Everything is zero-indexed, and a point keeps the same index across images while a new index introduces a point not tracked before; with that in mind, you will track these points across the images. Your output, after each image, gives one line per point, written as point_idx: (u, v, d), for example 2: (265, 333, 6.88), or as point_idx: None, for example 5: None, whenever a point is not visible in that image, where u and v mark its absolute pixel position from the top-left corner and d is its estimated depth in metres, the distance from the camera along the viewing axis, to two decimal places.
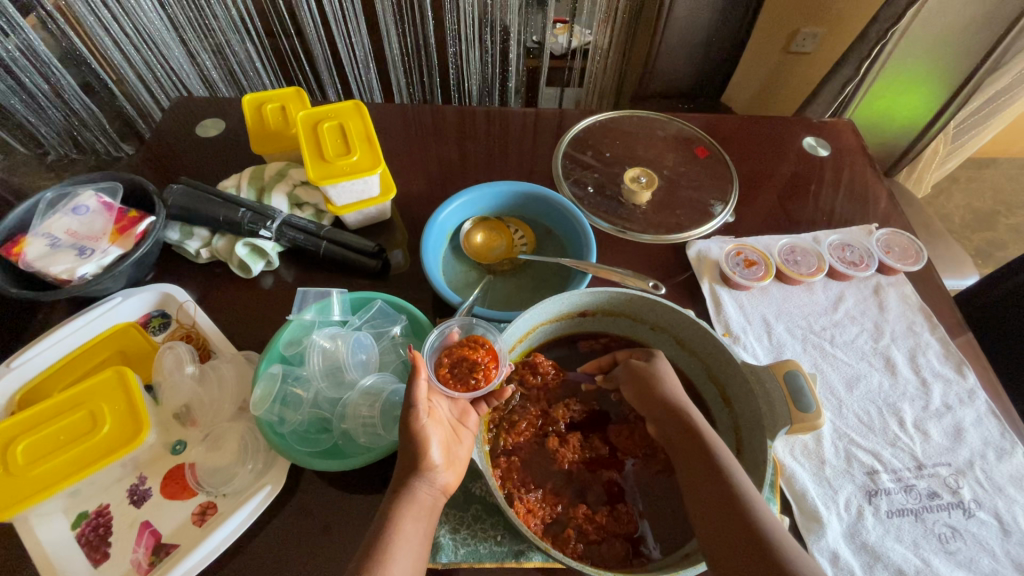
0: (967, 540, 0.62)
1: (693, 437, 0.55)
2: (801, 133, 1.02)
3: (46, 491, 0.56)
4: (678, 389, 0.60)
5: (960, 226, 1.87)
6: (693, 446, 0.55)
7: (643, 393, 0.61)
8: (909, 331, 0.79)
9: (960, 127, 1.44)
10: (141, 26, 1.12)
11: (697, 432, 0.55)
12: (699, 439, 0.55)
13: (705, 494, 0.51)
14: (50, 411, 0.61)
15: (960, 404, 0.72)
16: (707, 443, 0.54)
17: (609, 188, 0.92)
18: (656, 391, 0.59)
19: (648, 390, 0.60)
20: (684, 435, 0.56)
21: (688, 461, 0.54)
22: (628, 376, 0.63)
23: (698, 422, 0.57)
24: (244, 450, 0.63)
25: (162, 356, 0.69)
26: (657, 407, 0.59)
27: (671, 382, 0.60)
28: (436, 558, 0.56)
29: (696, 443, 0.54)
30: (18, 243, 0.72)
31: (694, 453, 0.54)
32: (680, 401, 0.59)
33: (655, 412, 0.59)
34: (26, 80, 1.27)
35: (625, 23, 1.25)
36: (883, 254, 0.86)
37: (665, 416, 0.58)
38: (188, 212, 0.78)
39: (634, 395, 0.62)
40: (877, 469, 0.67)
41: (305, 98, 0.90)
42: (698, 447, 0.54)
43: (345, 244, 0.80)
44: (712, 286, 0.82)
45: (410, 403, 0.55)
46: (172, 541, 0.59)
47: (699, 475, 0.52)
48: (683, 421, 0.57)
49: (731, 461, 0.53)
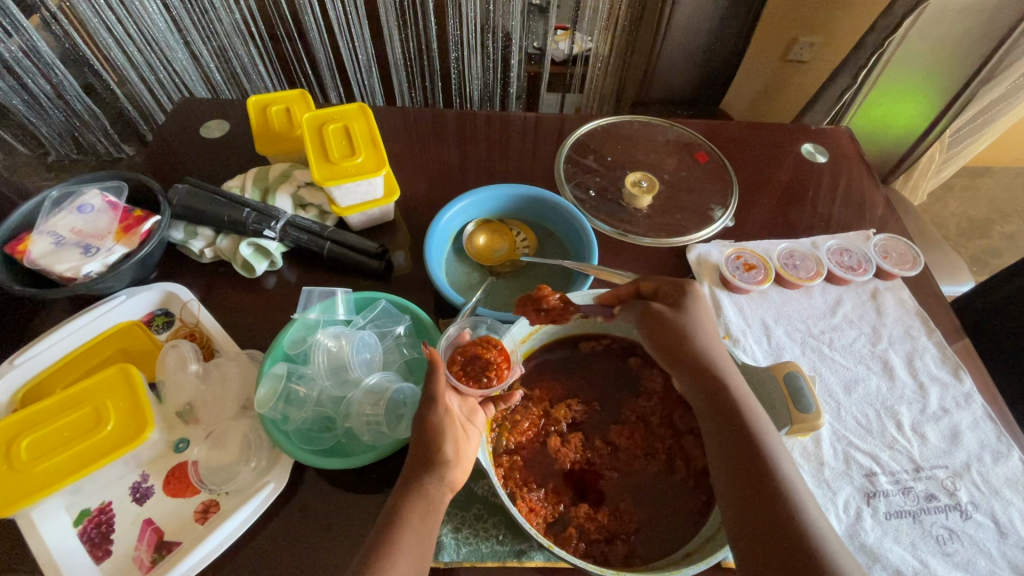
0: (964, 542, 0.62)
1: (726, 402, 0.55)
2: (799, 139, 1.03)
3: (48, 488, 0.56)
4: (712, 345, 0.59)
5: (956, 234, 1.89)
6: (723, 411, 0.55)
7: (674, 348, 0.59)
8: (906, 335, 0.80)
9: (955, 136, 1.45)
10: (145, 28, 1.13)
11: (729, 394, 0.55)
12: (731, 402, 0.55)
13: (733, 461, 0.52)
14: (53, 408, 0.61)
15: (957, 408, 0.73)
16: (739, 407, 0.54)
17: (611, 192, 0.93)
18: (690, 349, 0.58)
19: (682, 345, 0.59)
20: (714, 400, 0.56)
21: (717, 426, 0.54)
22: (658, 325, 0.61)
23: (733, 384, 0.56)
24: (247, 449, 0.63)
25: (165, 355, 0.69)
26: (689, 362, 0.58)
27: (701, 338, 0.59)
28: (439, 557, 0.57)
29: (728, 408, 0.54)
30: (23, 242, 0.73)
31: (724, 419, 0.54)
32: (716, 362, 0.58)
33: (687, 371, 0.58)
34: (28, 81, 1.28)
35: (625, 30, 1.26)
36: (880, 259, 0.87)
37: (699, 375, 0.57)
38: (193, 212, 0.79)
39: (664, 349, 0.60)
40: (876, 471, 0.67)
41: (310, 100, 0.91)
42: (729, 410, 0.54)
43: (349, 245, 0.81)
44: (712, 289, 0.83)
45: (430, 398, 0.55)
46: (174, 539, 0.59)
47: (729, 443, 0.53)
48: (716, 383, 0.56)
49: (763, 425, 0.54)
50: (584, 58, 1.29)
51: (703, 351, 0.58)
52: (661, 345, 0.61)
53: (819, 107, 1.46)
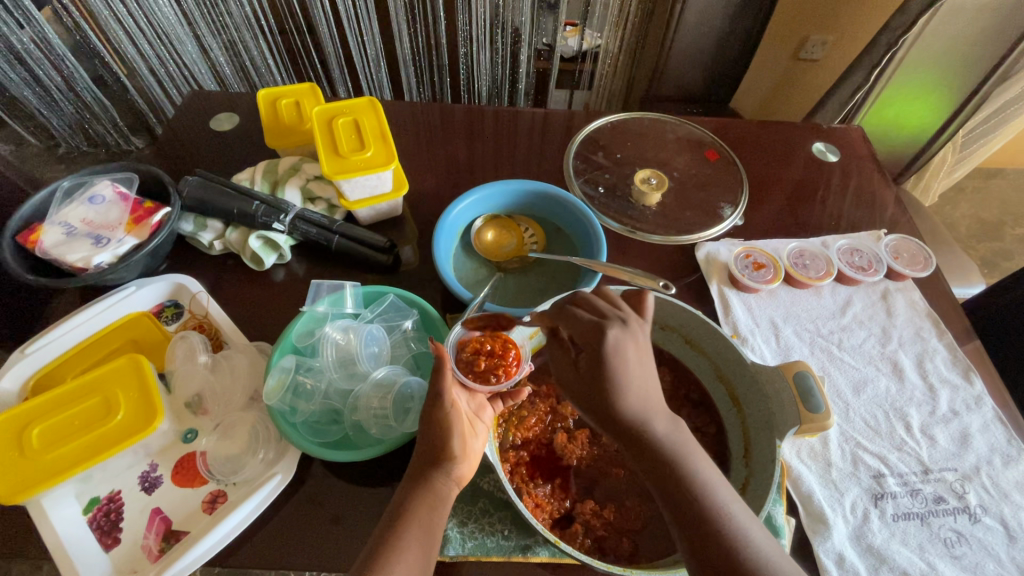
0: (972, 545, 0.62)
1: (660, 463, 0.46)
2: (810, 138, 1.02)
3: (58, 476, 0.57)
4: (636, 381, 0.49)
5: (967, 235, 1.88)
6: (662, 474, 0.46)
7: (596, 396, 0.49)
8: (917, 336, 0.79)
9: (969, 137, 1.44)
10: (156, 22, 1.13)
11: (654, 443, 0.47)
12: (666, 461, 0.46)
13: (687, 529, 0.44)
14: (64, 397, 0.62)
15: (966, 410, 0.73)
16: (678, 469, 0.46)
17: (620, 188, 0.93)
18: (606, 390, 0.48)
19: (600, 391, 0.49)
20: (651, 461, 0.47)
21: (662, 493, 0.46)
22: (579, 366, 0.52)
23: (654, 421, 0.48)
24: (255, 440, 0.64)
25: (175, 346, 0.69)
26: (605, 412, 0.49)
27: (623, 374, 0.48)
28: (444, 551, 0.57)
29: (668, 470, 0.46)
30: (35, 232, 0.73)
31: (667, 484, 0.46)
32: (638, 406, 0.48)
33: (613, 426, 0.48)
34: (38, 72, 1.29)
35: (635, 28, 1.25)
36: (891, 259, 0.86)
37: (622, 432, 0.48)
38: (203, 204, 0.79)
39: (584, 396, 0.51)
40: (884, 473, 0.67)
41: (319, 93, 0.91)
42: (664, 469, 0.46)
43: (358, 239, 0.81)
44: (721, 288, 0.82)
45: (437, 395, 0.54)
46: (183, 528, 0.60)
47: (678, 511, 0.45)
48: (645, 438, 0.47)
49: (701, 473, 0.46)
50: (593, 54, 1.29)
51: (630, 396, 0.48)
52: (585, 396, 0.50)
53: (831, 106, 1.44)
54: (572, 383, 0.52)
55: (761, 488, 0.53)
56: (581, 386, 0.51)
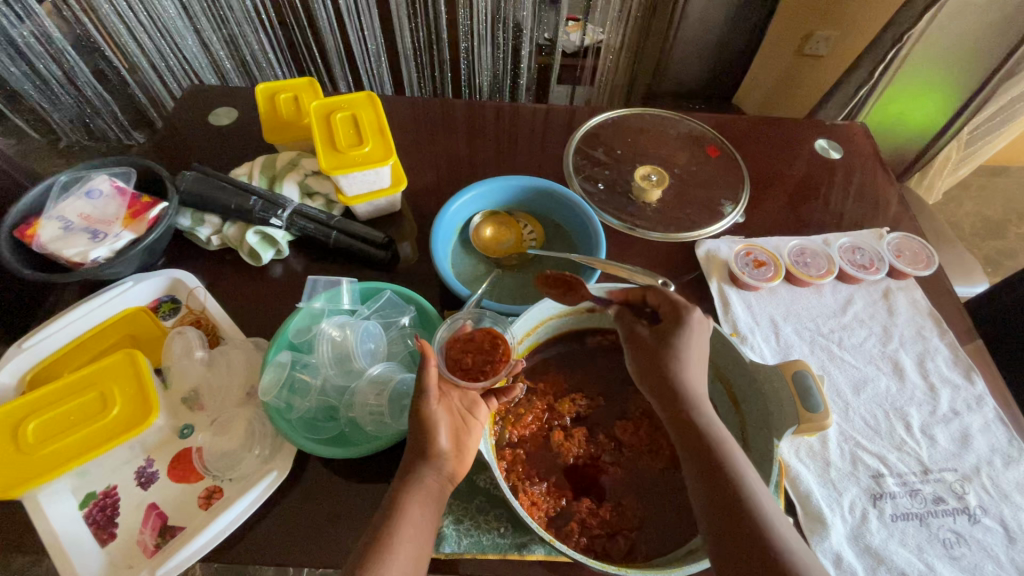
0: (971, 546, 0.61)
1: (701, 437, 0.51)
2: (813, 135, 1.01)
3: (54, 471, 0.57)
4: (694, 368, 0.56)
5: (970, 234, 1.86)
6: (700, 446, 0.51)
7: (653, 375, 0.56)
8: (918, 335, 0.79)
9: (974, 134, 1.42)
10: (156, 15, 1.13)
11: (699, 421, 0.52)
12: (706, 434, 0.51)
13: (717, 500, 0.48)
14: (60, 392, 0.62)
15: (967, 410, 0.72)
16: (716, 444, 0.50)
17: (619, 185, 0.92)
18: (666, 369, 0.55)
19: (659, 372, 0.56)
20: (693, 435, 0.52)
21: (699, 465, 0.50)
22: (643, 348, 0.58)
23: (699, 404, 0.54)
24: (251, 436, 0.63)
25: (171, 341, 0.69)
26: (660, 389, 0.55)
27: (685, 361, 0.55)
28: (440, 548, 0.57)
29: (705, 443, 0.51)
30: (32, 226, 0.73)
31: (704, 456, 0.50)
32: (689, 388, 0.54)
33: (670, 396, 0.54)
34: (39, 66, 1.29)
35: (637, 23, 1.24)
36: (893, 258, 0.85)
37: (673, 406, 0.54)
38: (201, 199, 0.78)
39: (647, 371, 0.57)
40: (883, 473, 0.66)
41: (318, 88, 0.90)
42: (705, 443, 0.51)
43: (356, 234, 0.80)
44: (721, 286, 0.82)
45: (423, 390, 0.55)
46: (178, 524, 0.60)
47: (711, 484, 0.48)
48: (691, 414, 0.53)
49: (736, 452, 0.50)
50: (595, 50, 1.28)
51: (688, 374, 0.55)
52: (649, 370, 0.57)
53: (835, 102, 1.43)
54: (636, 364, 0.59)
55: None
56: (643, 366, 0.58)
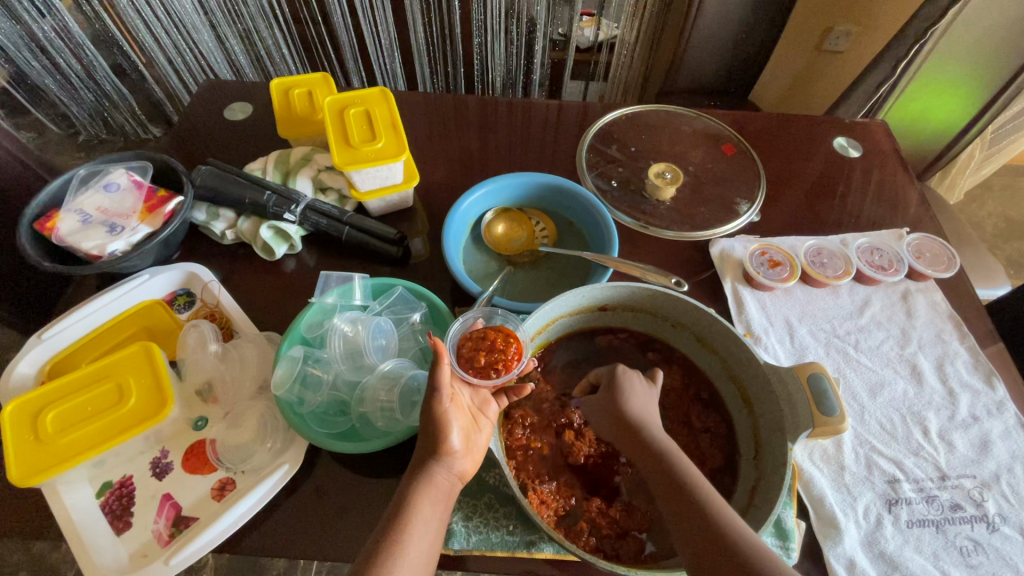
0: (989, 555, 0.60)
1: (668, 468, 0.53)
2: (832, 132, 1.00)
3: (72, 460, 0.58)
4: (648, 409, 0.59)
5: (992, 234, 1.82)
6: (669, 480, 0.52)
7: (610, 418, 0.59)
8: (937, 339, 0.77)
9: (1000, 133, 1.39)
10: (172, 10, 1.13)
11: (665, 455, 0.54)
12: (671, 466, 0.53)
13: (688, 529, 0.48)
14: (77, 382, 0.63)
15: (987, 416, 0.70)
16: (682, 476, 0.52)
17: (633, 182, 0.91)
18: (621, 412, 0.58)
19: (616, 414, 0.58)
20: (660, 467, 0.53)
21: (667, 496, 0.51)
22: (599, 400, 0.61)
23: (659, 436, 0.56)
24: (263, 429, 0.64)
25: (186, 334, 0.70)
26: (622, 431, 0.57)
27: (633, 398, 0.59)
28: (448, 544, 0.57)
29: (672, 477, 0.52)
30: (51, 219, 0.74)
31: (676, 492, 0.51)
32: (647, 424, 0.57)
33: (620, 426, 0.57)
34: (59, 61, 1.30)
35: (653, 18, 1.22)
36: (913, 259, 0.83)
37: (634, 447, 0.56)
38: (215, 193, 0.79)
39: (603, 414, 0.60)
40: (899, 478, 0.65)
41: (332, 83, 0.90)
42: (671, 474, 0.52)
43: (368, 230, 0.81)
44: (735, 286, 0.81)
45: (434, 388, 0.55)
46: (192, 514, 0.61)
47: (681, 513, 0.49)
48: (658, 450, 0.54)
49: (701, 479, 0.52)
50: (609, 45, 1.27)
51: (636, 405, 0.58)
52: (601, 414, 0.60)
53: None
54: (597, 411, 0.61)
55: (771, 491, 0.52)
56: (602, 413, 0.60)
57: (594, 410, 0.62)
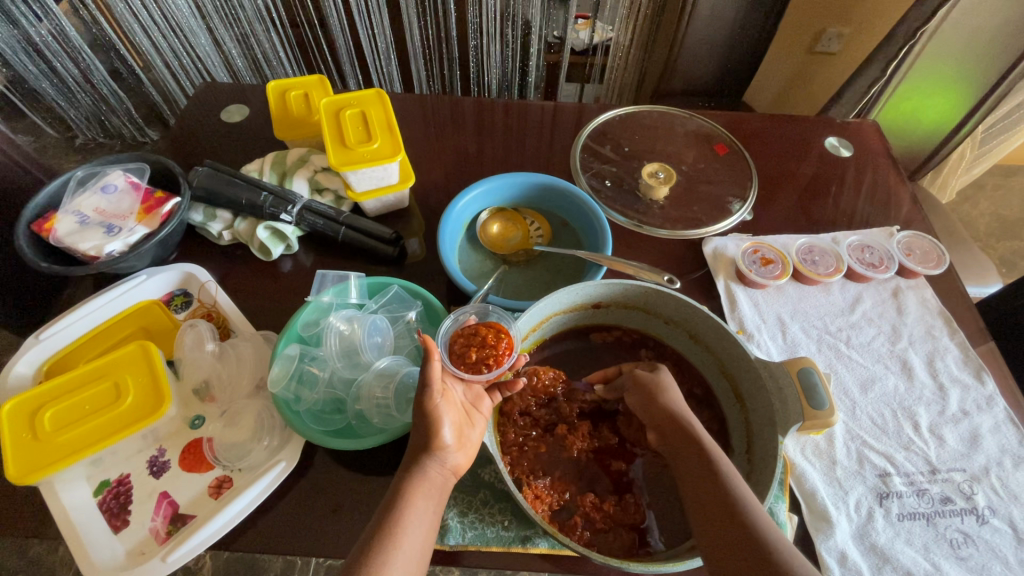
0: (979, 546, 0.61)
1: (705, 458, 0.53)
2: (823, 133, 1.01)
3: (69, 458, 0.58)
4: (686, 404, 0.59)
5: (985, 234, 1.84)
6: (703, 469, 0.52)
7: (650, 407, 0.59)
8: (927, 335, 0.78)
9: (990, 134, 1.40)
10: (169, 14, 1.14)
11: (703, 445, 0.54)
12: (709, 457, 0.53)
13: (711, 518, 0.49)
14: (75, 381, 0.63)
15: (977, 411, 0.71)
16: (717, 466, 0.52)
17: (627, 182, 0.92)
18: (660, 402, 0.58)
19: (656, 404, 0.59)
20: (695, 458, 0.54)
21: (697, 484, 0.52)
22: (635, 389, 0.62)
23: (697, 429, 0.56)
24: (260, 427, 0.65)
25: (184, 334, 0.71)
26: (664, 420, 0.57)
27: (674, 394, 0.59)
28: (444, 540, 0.57)
29: (708, 466, 0.52)
30: (49, 220, 0.74)
31: (706, 481, 0.51)
32: (685, 418, 0.57)
33: (660, 418, 0.58)
34: (56, 65, 1.31)
35: (647, 21, 1.24)
36: (904, 256, 0.84)
37: (676, 437, 0.56)
38: (213, 194, 0.80)
39: (641, 406, 0.60)
40: (890, 472, 0.66)
41: (328, 86, 0.91)
42: (705, 464, 0.53)
43: (364, 230, 0.81)
44: (728, 284, 0.81)
45: (425, 383, 0.56)
46: (189, 512, 0.61)
47: (710, 504, 0.50)
48: (695, 441, 0.55)
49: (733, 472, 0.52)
50: (604, 48, 1.28)
51: (676, 398, 0.59)
52: (639, 404, 0.61)
53: (845, 100, 1.42)
54: (631, 397, 0.62)
55: (762, 484, 0.53)
56: (641, 402, 0.61)
57: (632, 396, 0.62)
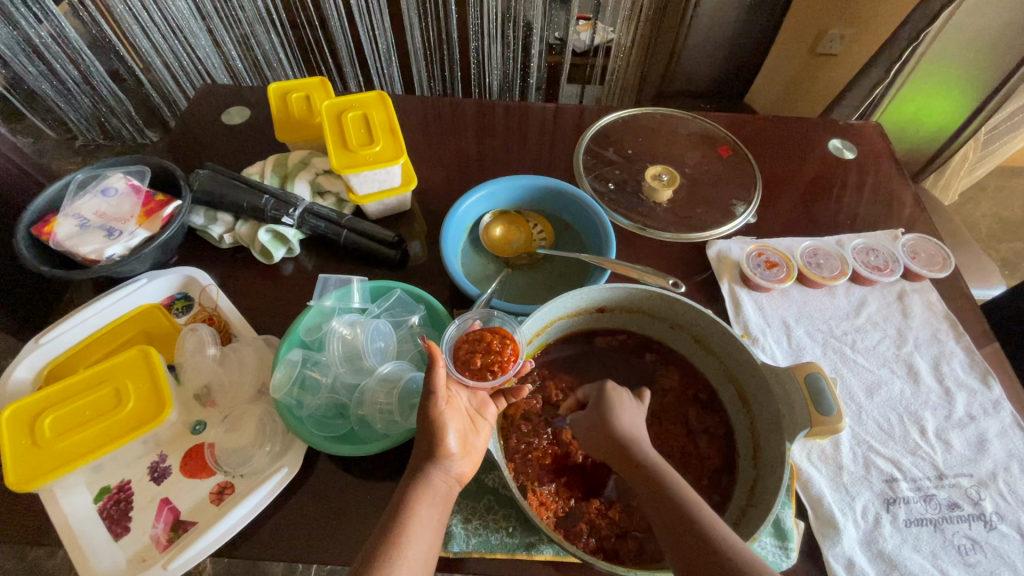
0: (987, 553, 0.60)
1: (663, 488, 0.51)
2: (827, 134, 1.00)
3: (69, 464, 0.58)
4: (639, 430, 0.57)
5: (987, 235, 1.83)
6: (665, 501, 0.50)
7: (600, 440, 0.56)
8: (933, 338, 0.77)
9: (992, 135, 1.40)
10: (170, 16, 1.13)
11: (662, 477, 0.52)
12: (666, 488, 0.51)
13: (687, 549, 0.47)
14: (74, 387, 0.63)
15: (984, 415, 0.71)
16: (678, 498, 0.49)
17: (630, 185, 0.92)
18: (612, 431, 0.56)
19: (604, 434, 0.56)
20: (655, 488, 0.51)
21: (662, 515, 0.50)
22: (586, 418, 0.59)
23: (651, 457, 0.54)
24: (261, 433, 0.64)
25: (185, 338, 0.70)
26: (615, 455, 0.55)
27: (624, 421, 0.56)
28: (448, 547, 0.57)
29: (670, 496, 0.50)
30: (49, 223, 0.74)
31: (669, 514, 0.49)
32: (639, 444, 0.55)
33: (610, 450, 0.55)
34: (56, 66, 1.31)
35: (648, 22, 1.23)
36: (908, 259, 0.84)
37: (629, 467, 0.54)
38: (214, 197, 0.79)
39: (593, 439, 0.57)
40: (896, 477, 0.65)
41: (330, 88, 0.91)
42: (664, 494, 0.50)
43: (366, 233, 0.81)
44: (732, 287, 0.81)
45: (429, 391, 0.55)
46: (190, 518, 0.60)
47: (678, 535, 0.48)
48: (651, 471, 0.52)
49: (699, 502, 0.49)
50: (605, 49, 1.27)
51: (627, 426, 0.56)
52: (587, 439, 0.58)
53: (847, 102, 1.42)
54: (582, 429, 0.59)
55: (769, 491, 0.52)
56: (590, 432, 0.58)
57: (581, 430, 0.59)
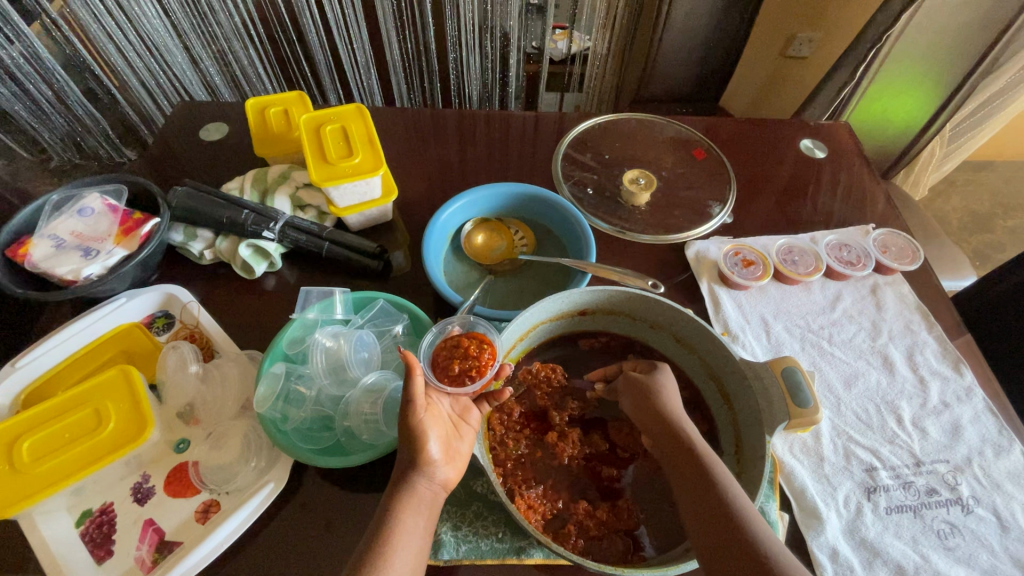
0: (965, 536, 0.62)
1: (695, 458, 0.53)
2: (798, 135, 1.03)
3: (49, 489, 0.57)
4: (678, 407, 0.59)
5: (958, 228, 1.89)
6: (697, 476, 0.52)
7: (643, 408, 0.59)
8: (907, 329, 0.80)
9: (956, 130, 1.44)
10: (145, 33, 1.12)
11: (697, 451, 0.54)
12: (701, 458, 0.53)
13: (707, 521, 0.48)
14: (53, 410, 0.62)
15: (957, 402, 0.73)
16: (711, 473, 0.51)
17: (608, 189, 0.93)
18: (653, 402, 0.58)
19: (652, 408, 0.58)
20: (684, 459, 0.54)
21: (687, 488, 0.52)
22: (630, 393, 0.62)
23: (692, 433, 0.56)
24: (247, 448, 0.64)
25: (165, 356, 0.69)
26: (658, 427, 0.57)
27: (670, 396, 0.59)
28: (437, 555, 0.57)
29: (702, 466, 0.52)
30: (24, 245, 0.73)
31: (698, 485, 0.51)
32: (676, 418, 0.57)
33: (653, 421, 0.58)
34: (29, 87, 1.28)
35: (622, 29, 1.26)
36: (879, 253, 0.86)
37: (667, 439, 0.56)
38: (193, 213, 0.79)
39: (637, 410, 0.60)
40: (876, 466, 0.67)
41: (308, 102, 0.91)
42: (697, 463, 0.52)
43: (347, 245, 0.81)
44: (711, 286, 0.83)
45: (407, 400, 0.55)
46: (175, 539, 0.60)
47: (700, 506, 0.50)
48: (687, 441, 0.55)
49: (729, 479, 0.51)
50: (582, 57, 1.29)
51: (669, 401, 0.59)
52: (632, 406, 0.61)
53: (818, 104, 1.46)
54: (627, 397, 0.62)
55: (752, 484, 0.53)
56: (634, 404, 0.60)
57: (625, 396, 0.62)
